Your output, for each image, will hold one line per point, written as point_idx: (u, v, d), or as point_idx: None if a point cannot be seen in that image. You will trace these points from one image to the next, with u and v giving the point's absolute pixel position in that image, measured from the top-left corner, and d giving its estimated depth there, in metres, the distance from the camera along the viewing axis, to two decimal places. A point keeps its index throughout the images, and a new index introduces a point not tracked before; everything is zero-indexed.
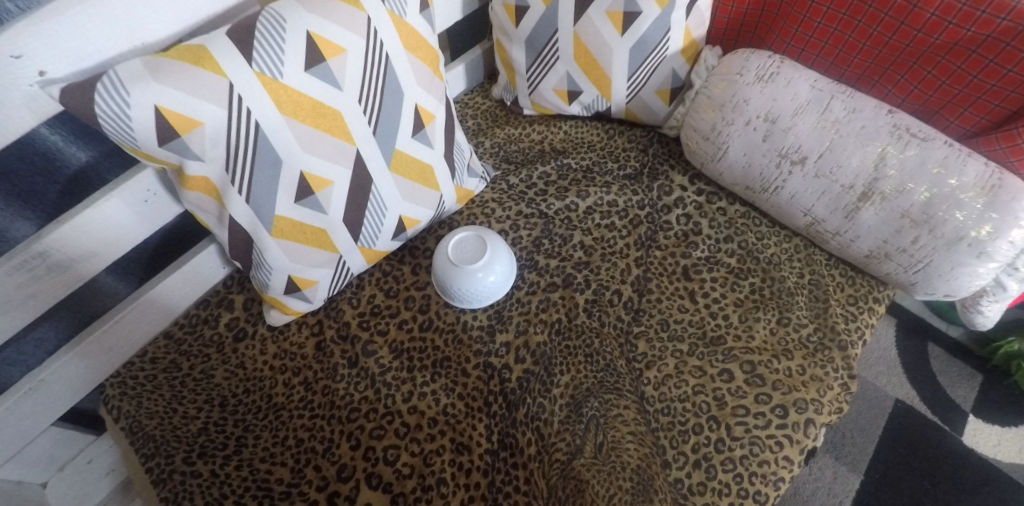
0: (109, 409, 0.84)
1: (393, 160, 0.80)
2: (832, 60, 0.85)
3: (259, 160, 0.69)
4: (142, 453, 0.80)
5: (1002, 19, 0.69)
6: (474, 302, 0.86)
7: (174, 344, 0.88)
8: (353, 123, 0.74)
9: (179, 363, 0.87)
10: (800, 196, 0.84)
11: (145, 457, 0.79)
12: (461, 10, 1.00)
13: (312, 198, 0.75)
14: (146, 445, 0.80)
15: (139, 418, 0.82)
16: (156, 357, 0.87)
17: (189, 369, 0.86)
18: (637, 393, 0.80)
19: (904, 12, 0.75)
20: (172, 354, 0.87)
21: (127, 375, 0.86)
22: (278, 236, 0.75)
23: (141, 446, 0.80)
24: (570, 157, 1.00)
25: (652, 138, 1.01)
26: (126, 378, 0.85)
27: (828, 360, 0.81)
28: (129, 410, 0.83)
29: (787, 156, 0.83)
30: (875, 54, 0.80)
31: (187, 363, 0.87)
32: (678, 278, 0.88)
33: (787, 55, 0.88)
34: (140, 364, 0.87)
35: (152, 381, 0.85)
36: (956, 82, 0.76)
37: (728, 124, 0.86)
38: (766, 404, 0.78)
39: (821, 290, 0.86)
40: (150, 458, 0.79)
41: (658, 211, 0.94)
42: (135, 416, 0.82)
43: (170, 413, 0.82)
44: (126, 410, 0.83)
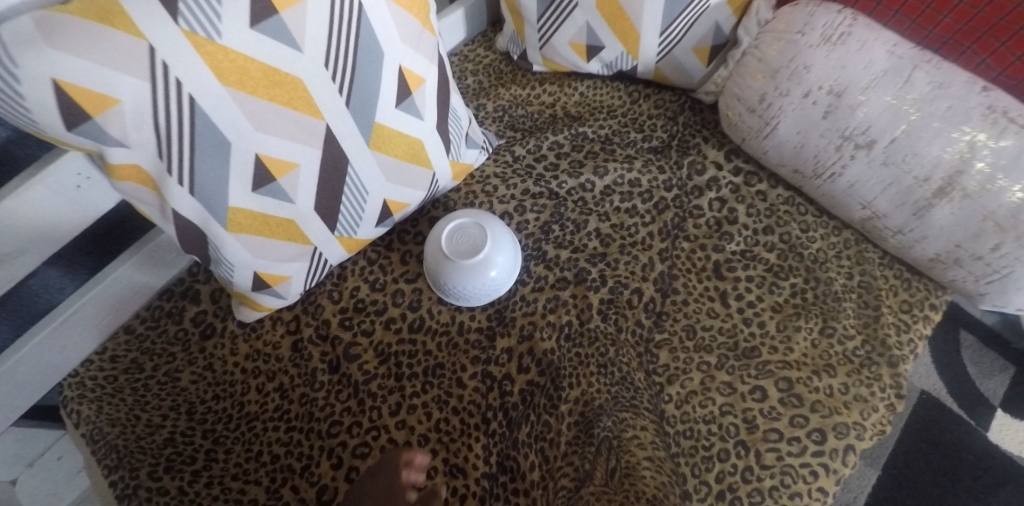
0: (68, 413, 0.75)
1: (373, 136, 0.66)
2: (914, 19, 0.68)
3: (201, 144, 0.55)
4: (104, 465, 0.71)
5: None
6: (472, 300, 0.75)
7: (136, 340, 0.78)
8: (319, 93, 0.59)
9: (141, 363, 0.77)
10: (860, 185, 0.71)
11: (108, 470, 0.70)
12: None
13: (273, 185, 0.61)
14: (109, 456, 0.71)
15: (99, 425, 0.73)
16: (117, 355, 0.78)
17: (152, 370, 0.77)
18: (657, 412, 0.70)
19: None
20: (134, 351, 0.78)
21: (86, 374, 0.76)
22: (235, 231, 0.63)
23: (103, 457, 0.71)
24: (587, 124, 0.86)
25: (684, 104, 0.87)
26: (85, 379, 0.76)
27: (875, 378, 0.71)
28: (88, 415, 0.74)
29: (851, 138, 0.69)
30: (974, 13, 0.64)
31: (150, 363, 0.77)
32: (708, 276, 0.76)
33: (858, 9, 0.71)
34: (99, 362, 0.77)
35: (114, 383, 0.76)
36: None
37: (783, 95, 0.72)
38: (802, 428, 0.68)
39: (872, 294, 0.75)
40: (113, 470, 0.70)
41: (687, 194, 0.81)
42: (95, 423, 0.73)
43: (133, 420, 0.73)
44: (85, 416, 0.74)
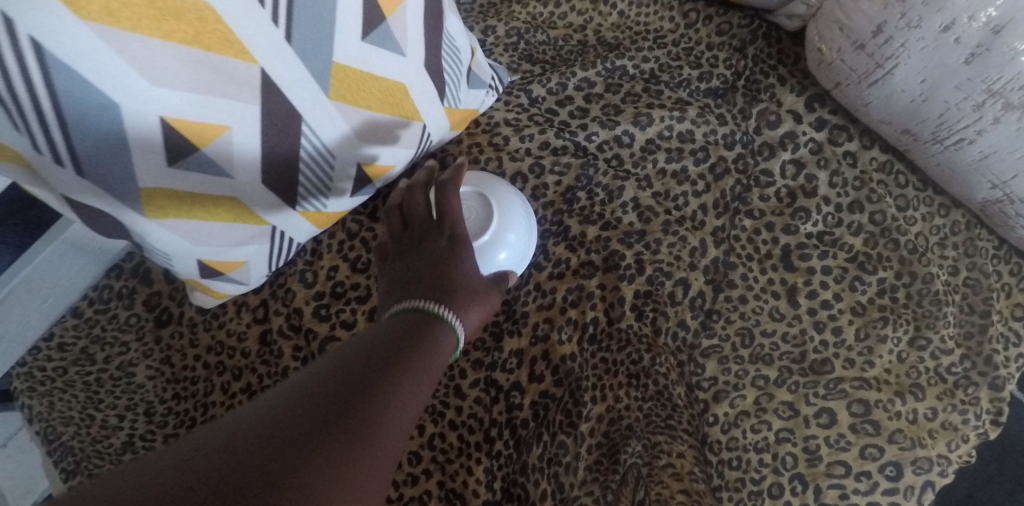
0: (19, 407, 0.64)
1: (333, 82, 0.47)
2: None
3: (73, 110, 0.38)
4: (61, 469, 0.60)
5: None
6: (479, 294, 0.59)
7: (85, 326, 0.66)
8: (240, 24, 0.40)
9: (92, 354, 0.65)
10: (994, 157, 0.53)
11: (64, 476, 0.59)
12: None
13: (197, 155, 0.45)
14: (64, 459, 0.60)
15: (50, 424, 0.61)
16: (65, 343, 0.65)
17: (105, 362, 0.65)
18: (698, 435, 0.57)
19: None
20: (83, 339, 0.65)
21: (34, 365, 0.64)
22: (158, 216, 0.47)
23: (60, 460, 0.60)
24: (627, 56, 0.66)
25: (757, 30, 0.66)
26: (34, 371, 0.64)
27: (971, 402, 0.57)
28: (38, 413, 0.62)
29: (998, 94, 0.50)
30: None
31: (102, 354, 0.65)
32: (773, 264, 0.60)
33: None
34: (47, 351, 0.64)
35: (64, 376, 0.64)
36: None
37: (911, 27, 0.51)
38: (876, 461, 0.55)
39: (980, 297, 0.59)
40: (70, 476, 0.59)
41: (754, 155, 0.63)
42: (47, 421, 0.62)
43: (87, 420, 0.62)
44: (36, 412, 0.62)
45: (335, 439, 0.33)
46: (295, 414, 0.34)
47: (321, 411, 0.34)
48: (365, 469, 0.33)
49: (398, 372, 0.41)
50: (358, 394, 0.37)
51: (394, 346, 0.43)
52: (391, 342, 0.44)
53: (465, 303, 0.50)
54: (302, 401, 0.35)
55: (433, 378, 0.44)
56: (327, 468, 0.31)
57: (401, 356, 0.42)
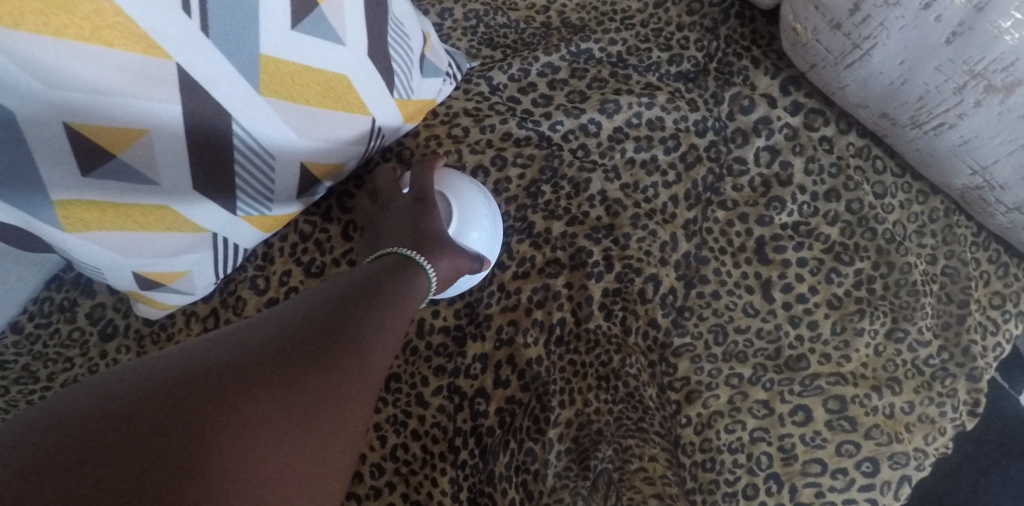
0: None
1: (263, 76, 0.43)
2: None
3: None
4: None
5: None
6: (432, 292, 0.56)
7: (26, 342, 0.61)
8: (145, 17, 0.36)
9: (35, 371, 0.60)
10: (976, 143, 0.50)
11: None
12: None
13: (113, 164, 0.41)
14: None
15: None
16: (4, 361, 0.60)
17: (49, 380, 0.60)
18: (670, 438, 0.55)
19: None
20: (24, 356, 0.60)
21: None
22: (80, 229, 0.43)
23: None
24: (592, 38, 0.62)
25: (729, 8, 0.63)
26: None
27: (948, 394, 0.56)
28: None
29: (981, 75, 0.47)
30: None
31: (45, 371, 0.60)
32: (747, 257, 0.58)
33: None
34: None
35: (4, 397, 0.58)
36: None
37: (890, 4, 0.48)
38: (852, 457, 0.54)
39: (959, 286, 0.57)
40: None
41: (727, 142, 0.60)
42: None
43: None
44: None
45: (304, 373, 0.35)
46: (260, 346, 0.35)
47: (286, 347, 0.36)
48: (324, 406, 0.34)
49: (369, 311, 0.41)
50: (326, 332, 0.38)
51: (370, 286, 0.44)
52: (367, 282, 0.44)
53: (442, 249, 0.50)
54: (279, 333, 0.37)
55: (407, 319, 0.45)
56: (283, 402, 0.32)
57: (373, 296, 0.43)
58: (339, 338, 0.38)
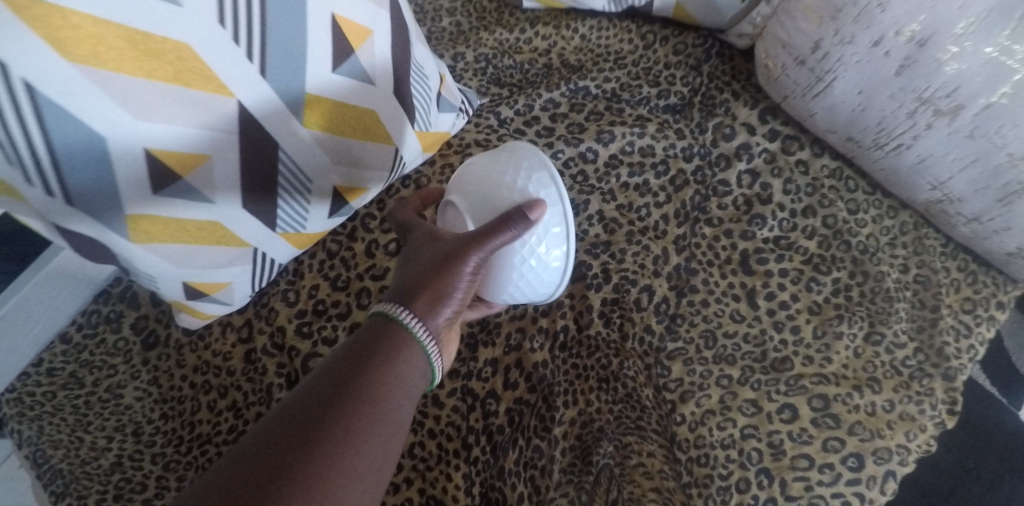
0: (9, 433, 0.66)
1: (306, 110, 0.51)
2: None
3: (62, 142, 0.41)
4: (51, 492, 0.62)
5: None
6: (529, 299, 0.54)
7: (73, 351, 0.69)
8: (217, 62, 0.44)
9: (81, 378, 0.68)
10: (932, 161, 0.56)
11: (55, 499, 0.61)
12: None
13: (180, 184, 0.48)
14: (54, 482, 0.62)
15: (40, 447, 0.63)
16: (54, 367, 0.68)
17: (94, 385, 0.67)
18: (666, 434, 0.60)
19: None
20: (72, 364, 0.68)
21: (22, 390, 0.66)
22: (144, 241, 0.50)
23: (49, 483, 0.62)
24: (589, 76, 0.70)
25: (710, 49, 0.70)
26: (22, 396, 0.66)
27: (926, 393, 0.60)
28: (29, 436, 0.64)
29: (928, 101, 0.53)
30: None
31: (91, 378, 0.68)
32: (733, 269, 0.63)
33: None
34: (36, 377, 0.67)
35: (53, 400, 0.66)
36: None
37: (845, 42, 0.55)
38: (838, 453, 0.58)
39: (930, 292, 0.62)
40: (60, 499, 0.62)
41: (711, 166, 0.66)
42: (36, 445, 0.63)
43: (76, 442, 0.64)
44: (26, 436, 0.64)
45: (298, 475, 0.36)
46: (260, 453, 0.37)
47: (280, 452, 0.37)
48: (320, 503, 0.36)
49: (360, 384, 0.41)
50: (318, 422, 0.39)
51: (363, 354, 0.43)
52: (361, 349, 0.43)
53: (432, 286, 0.45)
54: (275, 436, 0.38)
55: (417, 373, 0.44)
56: None
57: (373, 358, 0.43)
58: (329, 423, 0.39)
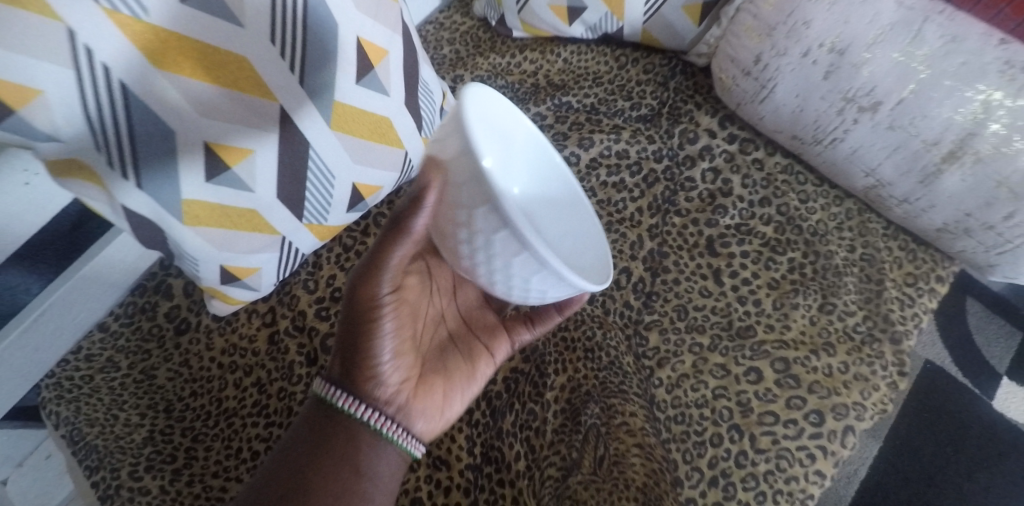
0: (47, 415, 0.73)
1: (334, 116, 0.61)
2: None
3: (140, 131, 0.51)
4: (85, 466, 0.70)
5: None
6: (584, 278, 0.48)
7: (110, 338, 0.76)
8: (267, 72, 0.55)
9: (117, 362, 0.75)
10: (863, 151, 0.66)
11: (90, 471, 0.69)
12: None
13: (227, 174, 0.57)
14: (89, 457, 0.70)
15: (77, 425, 0.71)
16: (92, 354, 0.75)
17: (128, 368, 0.74)
18: (647, 397, 0.67)
19: None
20: (109, 349, 0.75)
21: (62, 375, 0.74)
22: (192, 224, 0.59)
23: (84, 458, 0.70)
24: (571, 93, 0.80)
25: (675, 68, 0.80)
26: (62, 380, 0.74)
27: (877, 355, 0.68)
28: (66, 416, 0.72)
29: (854, 100, 0.64)
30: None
31: (125, 361, 0.75)
32: (700, 252, 0.72)
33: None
34: (74, 363, 0.75)
35: (90, 383, 0.74)
36: None
37: (780, 55, 0.66)
38: (800, 409, 0.65)
39: (875, 268, 0.71)
40: (93, 472, 0.69)
41: (679, 165, 0.76)
42: (73, 424, 0.71)
43: (111, 420, 0.71)
44: (64, 417, 0.72)
45: None
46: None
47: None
48: None
49: (330, 471, 0.53)
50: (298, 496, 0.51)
51: (333, 439, 0.53)
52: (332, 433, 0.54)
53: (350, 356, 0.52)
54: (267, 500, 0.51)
55: (381, 461, 0.55)
56: None
57: (343, 447, 0.53)
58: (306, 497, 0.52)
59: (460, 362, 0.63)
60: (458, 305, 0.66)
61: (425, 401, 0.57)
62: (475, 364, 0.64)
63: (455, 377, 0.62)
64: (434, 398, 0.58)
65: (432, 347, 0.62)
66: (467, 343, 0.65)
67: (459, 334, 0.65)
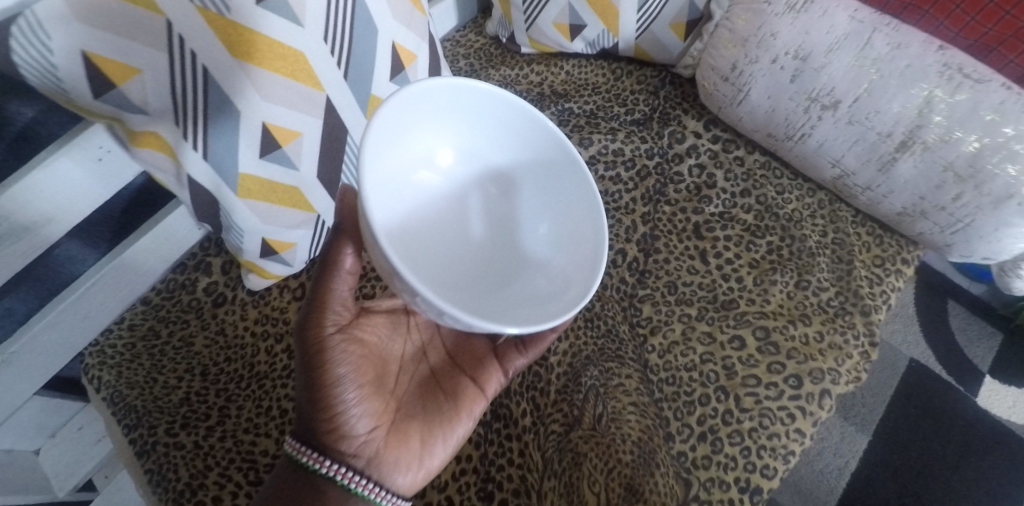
0: (89, 379, 0.80)
1: (369, 107, 0.73)
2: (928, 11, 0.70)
3: (213, 110, 0.61)
4: (125, 424, 0.77)
5: None
6: (577, 276, 0.57)
7: (152, 309, 0.83)
8: (320, 66, 0.65)
9: (157, 330, 0.82)
10: (828, 144, 0.75)
11: (129, 429, 0.76)
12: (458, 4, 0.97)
13: (279, 152, 0.67)
14: (129, 416, 0.77)
15: (118, 388, 0.78)
16: (134, 323, 0.83)
17: (168, 336, 0.82)
18: (641, 361, 0.75)
19: None
20: (151, 319, 0.83)
21: (106, 343, 0.81)
22: (245, 196, 0.68)
23: (123, 417, 0.77)
24: (572, 100, 0.89)
25: (664, 78, 0.91)
26: (105, 347, 0.81)
27: (848, 326, 0.75)
28: (108, 380, 0.79)
29: (817, 100, 0.73)
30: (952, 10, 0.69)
31: (165, 330, 0.82)
32: (688, 236, 0.80)
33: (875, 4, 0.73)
34: (117, 331, 0.82)
35: (132, 349, 0.81)
36: (1005, 29, 0.67)
37: (752, 63, 0.76)
38: (780, 374, 0.72)
39: (845, 250, 0.79)
40: (132, 429, 0.76)
41: (668, 162, 0.85)
42: (115, 386, 0.78)
43: (151, 382, 0.79)
44: (105, 380, 0.79)
45: None
46: None
47: None
48: None
49: None
50: None
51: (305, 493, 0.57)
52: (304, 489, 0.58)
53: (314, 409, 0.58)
54: None
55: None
56: None
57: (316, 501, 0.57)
58: None
59: (443, 401, 0.68)
60: (443, 342, 0.72)
61: (398, 447, 0.62)
62: (460, 401, 0.68)
63: (438, 419, 0.66)
64: (406, 443, 0.63)
65: (412, 387, 0.68)
66: (453, 380, 0.69)
67: (442, 370, 0.70)
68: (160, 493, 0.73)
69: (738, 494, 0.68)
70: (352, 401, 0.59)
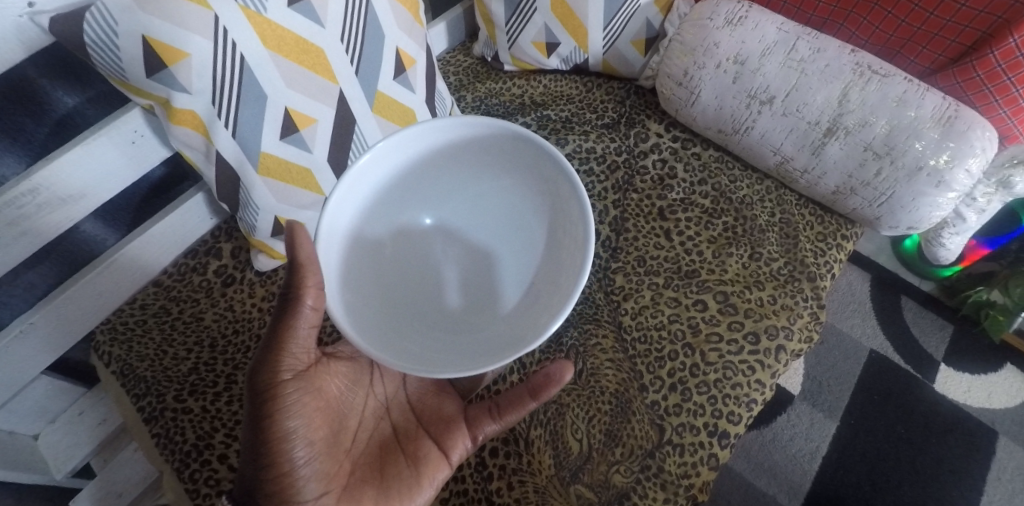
0: (99, 355, 0.86)
1: (376, 102, 0.83)
2: (844, 24, 0.87)
3: (245, 94, 0.71)
4: (134, 393, 0.82)
5: (930, 13, 0.79)
6: (562, 286, 0.63)
7: (164, 290, 0.90)
8: (336, 62, 0.76)
9: (168, 309, 0.89)
10: (769, 135, 0.87)
11: (137, 398, 0.81)
12: (451, 30, 1.11)
13: (297, 135, 0.77)
14: (138, 385, 0.82)
15: (129, 360, 0.84)
16: (146, 303, 0.89)
17: (178, 313, 0.88)
18: (615, 323, 0.85)
19: (891, 3, 0.81)
20: (162, 299, 0.89)
21: (117, 320, 0.87)
22: (264, 174, 0.77)
23: (132, 387, 0.82)
24: (550, 108, 1.02)
25: (630, 90, 1.04)
26: (117, 324, 0.87)
27: (797, 290, 0.85)
28: (119, 354, 0.84)
29: (756, 96, 0.86)
30: (861, 22, 0.85)
31: (176, 308, 0.89)
32: (654, 218, 0.91)
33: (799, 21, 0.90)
34: (129, 310, 0.88)
35: (144, 325, 0.87)
36: (903, 34, 0.83)
37: (700, 69, 0.89)
38: (739, 331, 0.81)
39: (792, 227, 0.90)
40: (141, 398, 0.81)
41: (635, 157, 0.96)
42: (125, 360, 0.84)
43: (160, 354, 0.84)
44: (117, 354, 0.84)
45: None
46: None
47: None
48: None
49: None
50: None
51: None
52: None
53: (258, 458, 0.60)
54: None
55: None
56: None
57: None
58: None
59: (403, 467, 0.69)
60: (409, 399, 0.76)
61: None
62: (421, 469, 0.69)
63: (394, 488, 0.67)
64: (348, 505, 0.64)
65: (372, 450, 0.71)
66: (416, 445, 0.71)
67: (404, 430, 0.73)
68: (167, 455, 0.77)
69: (708, 437, 0.75)
70: (307, 459, 0.62)
